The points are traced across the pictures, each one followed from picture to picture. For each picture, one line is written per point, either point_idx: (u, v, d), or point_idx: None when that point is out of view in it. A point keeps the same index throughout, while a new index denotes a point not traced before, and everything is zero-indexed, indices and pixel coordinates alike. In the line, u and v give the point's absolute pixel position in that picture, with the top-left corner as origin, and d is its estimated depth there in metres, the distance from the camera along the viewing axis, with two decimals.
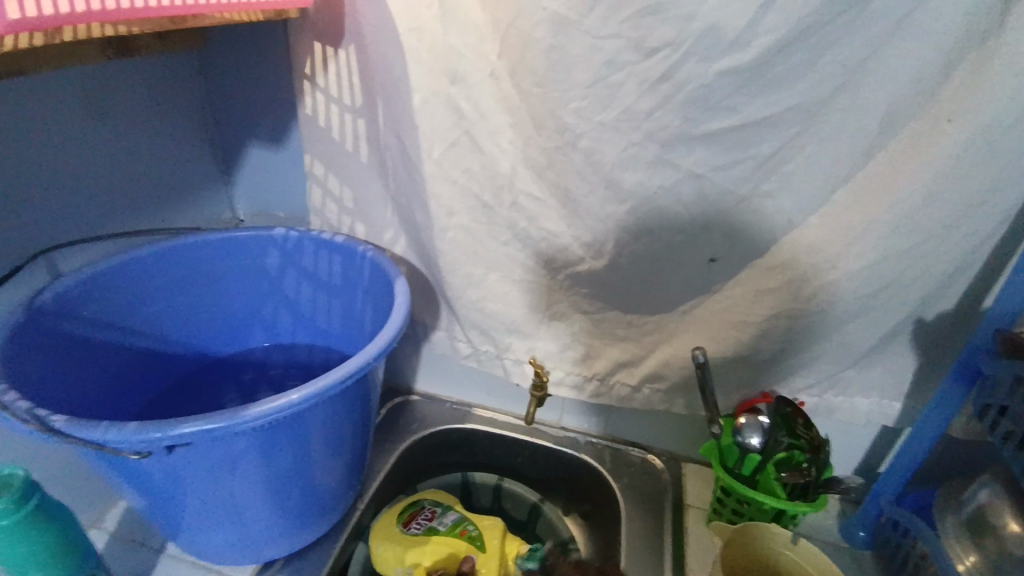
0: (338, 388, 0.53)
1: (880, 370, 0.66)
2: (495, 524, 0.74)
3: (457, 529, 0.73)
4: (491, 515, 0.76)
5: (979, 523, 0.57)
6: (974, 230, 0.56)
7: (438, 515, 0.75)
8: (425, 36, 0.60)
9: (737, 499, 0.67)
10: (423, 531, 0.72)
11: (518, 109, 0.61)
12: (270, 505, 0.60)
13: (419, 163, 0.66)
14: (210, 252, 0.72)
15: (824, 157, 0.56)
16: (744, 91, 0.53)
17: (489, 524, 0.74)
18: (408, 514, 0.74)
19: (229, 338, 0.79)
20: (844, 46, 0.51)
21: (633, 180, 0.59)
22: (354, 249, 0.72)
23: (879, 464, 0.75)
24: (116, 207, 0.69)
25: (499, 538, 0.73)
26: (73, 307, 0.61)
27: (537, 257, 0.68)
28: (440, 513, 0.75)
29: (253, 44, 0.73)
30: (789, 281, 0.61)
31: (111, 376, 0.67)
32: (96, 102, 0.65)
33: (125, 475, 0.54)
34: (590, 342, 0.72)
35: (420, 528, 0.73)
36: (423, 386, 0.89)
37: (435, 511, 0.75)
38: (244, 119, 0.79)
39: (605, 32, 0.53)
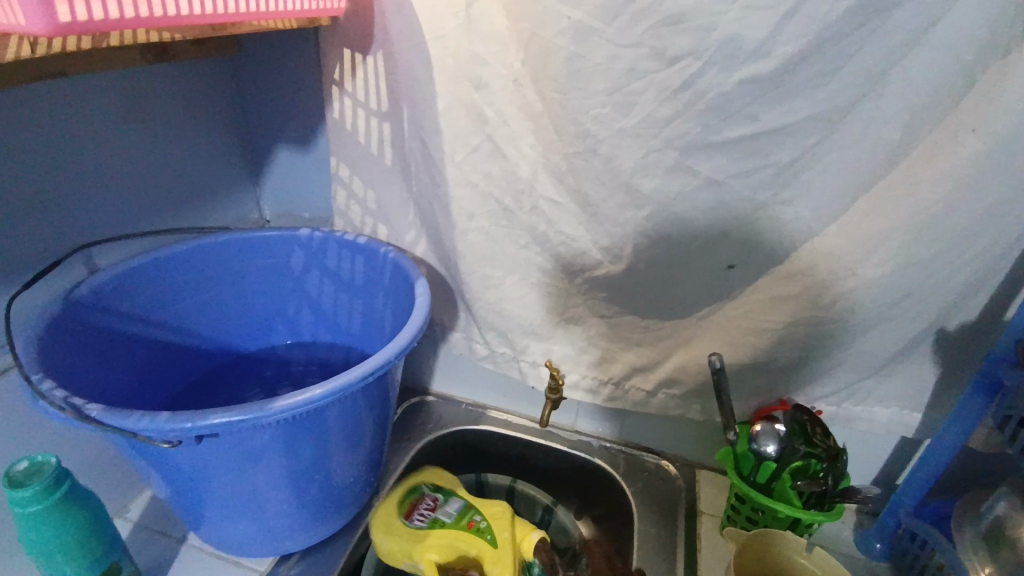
0: (359, 385, 0.55)
1: (898, 380, 0.66)
2: (502, 513, 0.71)
3: (464, 520, 0.71)
4: (498, 501, 0.73)
5: (997, 536, 0.57)
6: (996, 241, 0.55)
7: (440, 505, 0.73)
8: (450, 44, 0.62)
9: (752, 507, 0.66)
10: (427, 523, 0.70)
11: (539, 116, 0.62)
12: (290, 498, 0.61)
13: (441, 167, 0.68)
14: (237, 251, 0.74)
15: (845, 166, 0.56)
16: (764, 99, 0.54)
17: (496, 512, 0.71)
18: (407, 505, 0.72)
19: (253, 335, 0.81)
20: (864, 56, 0.51)
21: (652, 186, 0.60)
22: (376, 250, 0.74)
23: (897, 476, 0.74)
24: (149, 206, 0.72)
25: (508, 530, 0.70)
26: (107, 300, 0.63)
27: (556, 261, 0.69)
28: (442, 501, 0.73)
29: (283, 50, 0.75)
30: (807, 288, 0.61)
31: (140, 368, 0.69)
32: (134, 104, 0.68)
33: (153, 464, 0.56)
34: (606, 346, 0.73)
35: (422, 522, 0.70)
36: (439, 387, 0.91)
37: (437, 501, 0.73)
38: (273, 123, 0.81)
39: (626, 41, 0.54)
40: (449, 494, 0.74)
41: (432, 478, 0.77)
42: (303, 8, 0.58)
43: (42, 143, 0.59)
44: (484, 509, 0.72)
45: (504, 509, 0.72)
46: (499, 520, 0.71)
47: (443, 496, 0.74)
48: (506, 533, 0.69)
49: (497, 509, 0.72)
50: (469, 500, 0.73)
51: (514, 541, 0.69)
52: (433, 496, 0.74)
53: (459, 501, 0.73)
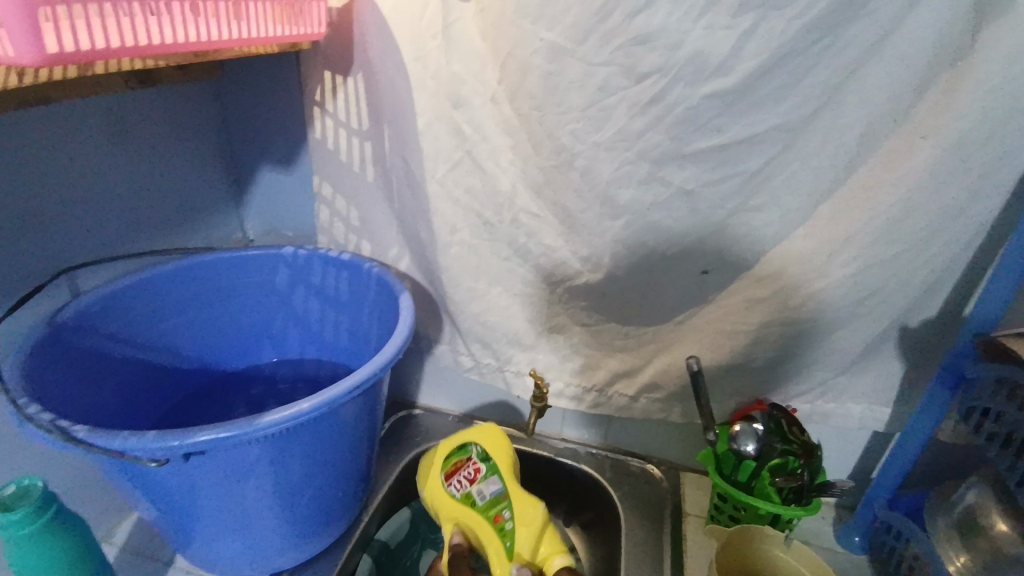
0: (347, 397, 0.56)
1: (869, 376, 0.69)
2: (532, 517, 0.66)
3: (492, 511, 0.68)
4: (534, 505, 0.67)
5: (969, 525, 0.59)
6: (950, 241, 0.59)
7: (479, 482, 0.70)
8: (429, 64, 0.64)
9: (734, 505, 0.68)
10: (459, 496, 0.69)
11: (517, 131, 0.64)
12: (279, 515, 0.61)
13: (423, 183, 0.70)
14: (222, 270, 0.75)
15: (807, 174, 0.59)
16: (729, 113, 0.57)
17: (527, 512, 0.67)
18: (453, 465, 0.72)
19: (238, 353, 0.82)
20: (820, 71, 0.54)
21: (628, 197, 0.63)
22: (361, 266, 0.75)
23: (873, 470, 0.77)
24: (134, 228, 0.72)
25: (530, 542, 0.65)
26: (92, 323, 0.63)
27: (538, 272, 0.70)
28: (482, 478, 0.70)
29: (265, 73, 0.77)
30: (778, 290, 0.64)
31: (126, 390, 0.69)
32: (118, 128, 0.68)
33: (140, 485, 0.56)
34: (589, 354, 0.75)
35: (459, 491, 0.70)
36: (427, 399, 0.91)
37: (479, 473, 0.70)
38: (256, 144, 0.82)
39: (597, 59, 0.57)
40: (489, 471, 0.70)
41: (493, 445, 0.73)
42: (284, 34, 0.60)
43: (26, 168, 0.59)
44: (518, 505, 0.67)
45: (534, 511, 0.67)
46: (525, 527, 0.66)
47: (487, 471, 0.70)
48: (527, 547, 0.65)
49: (529, 510, 0.67)
50: (509, 490, 0.68)
51: (534, 556, 0.65)
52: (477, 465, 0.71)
53: (499, 484, 0.69)
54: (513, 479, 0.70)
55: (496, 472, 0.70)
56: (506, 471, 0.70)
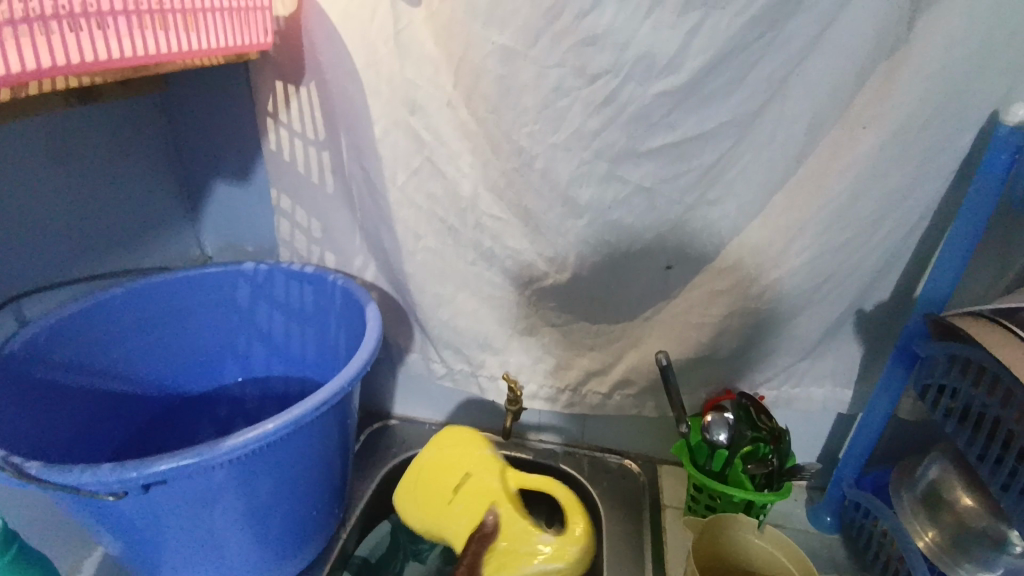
0: (314, 415, 0.55)
1: (830, 360, 0.71)
2: (531, 535, 0.66)
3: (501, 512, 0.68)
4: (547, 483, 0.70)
5: (933, 499, 0.61)
6: (897, 225, 0.61)
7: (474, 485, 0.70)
8: (382, 71, 0.64)
9: (709, 495, 0.69)
10: (465, 503, 0.70)
11: (475, 135, 0.64)
12: (251, 539, 0.60)
13: (384, 191, 0.69)
14: (180, 290, 0.73)
15: (759, 167, 0.61)
16: (680, 109, 0.58)
17: (523, 527, 0.67)
18: (444, 482, 0.72)
19: (201, 375, 0.79)
20: (763, 65, 0.56)
21: (589, 196, 0.63)
22: (325, 278, 0.74)
23: (839, 450, 0.79)
24: (83, 250, 0.70)
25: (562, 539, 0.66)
26: (42, 352, 0.61)
27: (506, 274, 0.70)
28: (477, 476, 0.71)
29: (215, 85, 0.75)
30: (739, 281, 0.65)
31: (83, 420, 0.66)
32: (60, 148, 0.66)
33: (100, 518, 0.54)
34: (561, 353, 0.75)
35: (460, 499, 0.70)
36: (401, 409, 0.90)
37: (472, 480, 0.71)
38: (209, 157, 0.80)
39: (549, 60, 0.57)
40: (474, 487, 0.70)
41: (462, 451, 0.72)
42: (231, 45, 0.58)
43: None
44: (511, 520, 0.67)
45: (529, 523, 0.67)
46: (525, 544, 0.66)
47: (478, 479, 0.70)
48: (534, 565, 0.65)
49: (523, 521, 0.67)
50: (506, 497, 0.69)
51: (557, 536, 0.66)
52: (461, 483, 0.71)
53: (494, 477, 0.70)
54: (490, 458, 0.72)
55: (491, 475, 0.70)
56: (490, 472, 0.70)
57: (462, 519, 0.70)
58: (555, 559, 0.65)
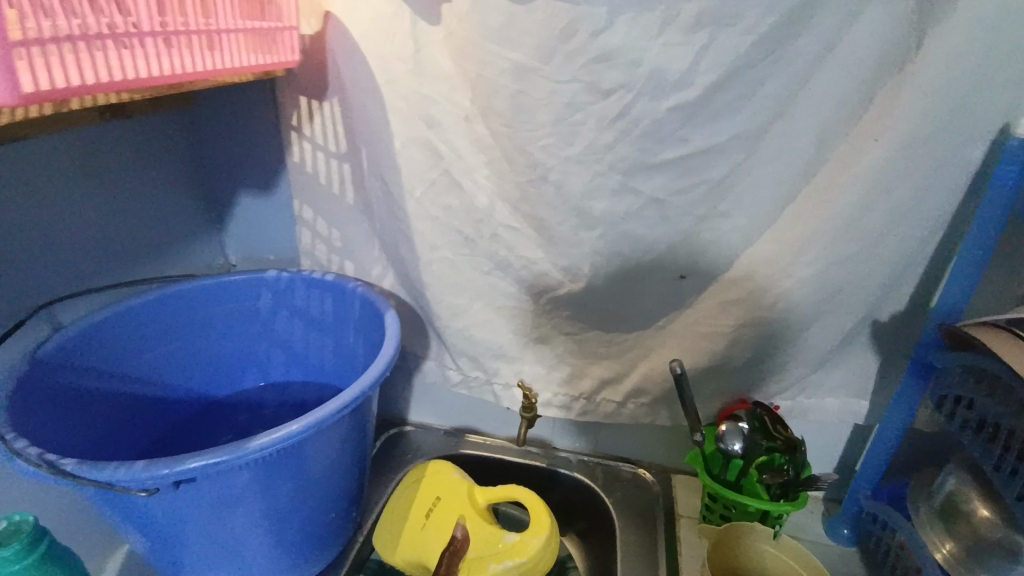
0: (333, 418, 0.56)
1: (845, 371, 0.71)
2: (499, 539, 0.69)
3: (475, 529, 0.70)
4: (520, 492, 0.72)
5: (951, 510, 0.60)
6: (912, 236, 0.61)
7: (445, 507, 0.72)
8: (401, 88, 0.66)
9: (724, 504, 0.69)
10: (436, 524, 0.71)
11: (491, 149, 0.66)
12: (271, 541, 0.61)
13: (402, 203, 0.71)
14: (205, 297, 0.75)
15: (771, 179, 0.61)
16: (692, 123, 0.59)
17: (491, 535, 0.69)
18: (416, 506, 0.73)
19: (224, 380, 0.81)
20: (774, 80, 0.57)
21: (602, 208, 0.64)
22: (344, 286, 0.76)
23: (856, 462, 0.78)
24: (113, 258, 0.72)
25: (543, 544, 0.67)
26: (74, 356, 0.63)
27: (520, 284, 0.72)
28: (446, 497, 0.73)
29: (240, 101, 0.78)
30: (752, 291, 0.66)
31: (111, 422, 0.68)
32: (96, 162, 0.69)
33: (129, 517, 0.55)
34: (574, 362, 0.76)
35: (432, 521, 0.72)
36: (416, 416, 0.91)
37: (442, 502, 0.72)
38: (234, 170, 0.83)
39: (563, 77, 0.59)
40: (446, 506, 0.72)
41: (434, 473, 0.74)
42: (258, 63, 0.61)
43: (18, 203, 0.61)
44: (479, 530, 0.70)
45: (496, 531, 0.70)
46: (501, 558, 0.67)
47: (448, 499, 0.72)
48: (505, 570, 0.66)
49: (491, 531, 0.70)
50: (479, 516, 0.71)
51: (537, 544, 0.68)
52: (430, 507, 0.72)
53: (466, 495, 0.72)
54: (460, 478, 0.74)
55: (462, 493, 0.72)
56: (462, 491, 0.73)
57: (432, 544, 0.70)
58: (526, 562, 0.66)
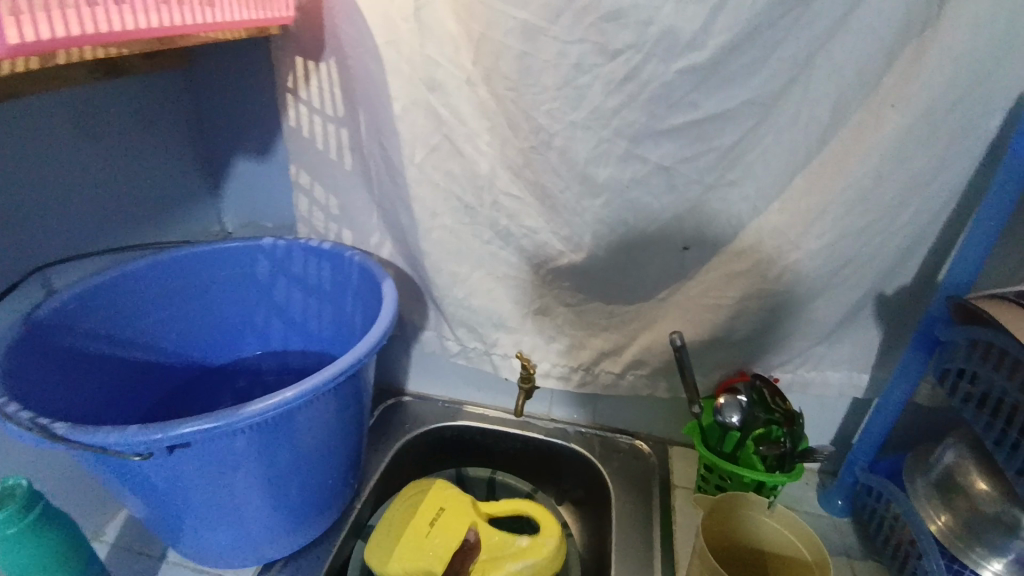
0: (331, 384, 0.56)
1: (846, 345, 0.70)
2: (512, 542, 0.72)
3: (489, 530, 0.73)
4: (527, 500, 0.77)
5: (948, 483, 0.61)
6: (923, 208, 0.60)
7: (451, 514, 0.73)
8: (402, 48, 0.64)
9: (720, 475, 0.70)
10: (441, 532, 0.71)
11: (494, 113, 0.64)
12: (270, 505, 0.62)
13: (402, 169, 0.69)
14: (201, 264, 0.74)
15: (781, 147, 0.60)
16: (702, 87, 0.57)
17: (502, 539, 0.72)
18: (416, 518, 0.73)
19: (222, 348, 0.81)
20: (790, 42, 0.55)
21: (606, 175, 0.63)
22: (342, 254, 0.75)
23: (852, 435, 0.79)
24: (109, 223, 0.71)
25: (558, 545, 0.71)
26: (69, 320, 0.62)
27: (521, 254, 0.71)
28: (448, 508, 0.74)
29: (236, 62, 0.76)
30: (756, 263, 0.65)
31: (109, 387, 0.68)
32: (90, 121, 0.67)
33: (126, 480, 0.56)
34: (575, 333, 0.75)
35: (435, 531, 0.71)
36: (415, 386, 0.91)
37: (445, 511, 0.74)
38: (230, 133, 0.81)
39: (571, 37, 0.57)
40: (451, 514, 0.73)
41: (433, 488, 0.76)
42: (253, 18, 0.59)
43: (12, 163, 0.60)
44: (490, 535, 0.73)
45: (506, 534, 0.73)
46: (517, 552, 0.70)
47: (452, 507, 0.74)
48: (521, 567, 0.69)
49: (501, 535, 0.73)
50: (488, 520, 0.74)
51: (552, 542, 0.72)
52: (435, 518, 0.72)
53: (474, 502, 0.75)
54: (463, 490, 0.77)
55: (470, 500, 0.76)
56: (469, 499, 0.76)
57: (437, 554, 0.69)
58: (540, 560, 0.70)
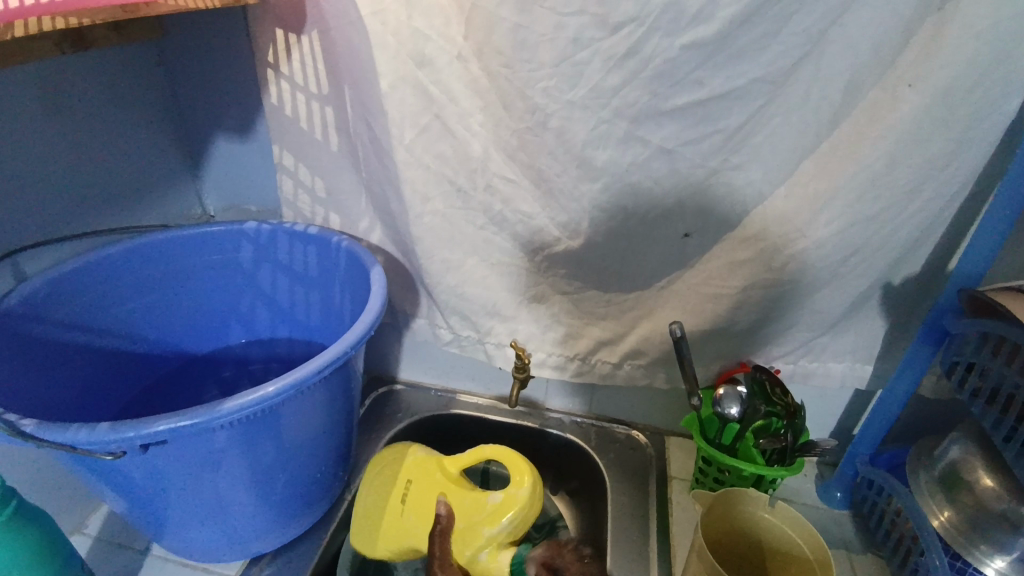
0: (315, 378, 0.53)
1: (851, 335, 0.68)
2: (483, 501, 0.66)
3: (457, 496, 0.67)
4: (484, 448, 0.69)
5: (952, 479, 0.60)
6: (936, 195, 0.57)
7: (418, 491, 0.69)
8: (388, 20, 0.59)
9: (718, 468, 0.69)
10: (415, 510, 0.68)
11: (487, 91, 0.60)
12: (255, 500, 0.60)
13: (390, 150, 0.66)
14: (181, 250, 0.71)
15: (790, 128, 0.57)
16: (709, 64, 0.54)
17: (475, 501, 0.66)
18: (387, 502, 0.69)
19: (205, 336, 0.78)
20: (802, 16, 0.51)
21: (605, 158, 0.60)
22: (329, 240, 0.71)
23: (853, 427, 0.77)
24: (81, 206, 0.68)
25: (530, 490, 0.65)
26: (41, 309, 0.59)
27: (516, 240, 0.68)
28: (414, 482, 0.70)
29: (213, 34, 0.71)
30: (761, 251, 0.62)
31: (85, 378, 0.66)
32: (57, 98, 0.63)
33: (103, 477, 0.53)
34: (571, 323, 0.73)
35: (409, 511, 0.68)
36: (407, 374, 0.89)
37: (412, 488, 0.69)
38: (209, 112, 0.77)
39: (569, 8, 0.53)
40: (420, 490, 0.69)
41: (393, 466, 0.71)
42: None
43: None
44: (461, 500, 0.67)
45: (477, 492, 0.67)
46: (489, 512, 0.65)
47: (418, 484, 0.69)
48: (498, 528, 0.64)
49: (473, 496, 0.67)
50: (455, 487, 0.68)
51: (523, 489, 0.65)
52: (405, 493, 0.69)
53: (435, 470, 0.70)
54: (424, 460, 0.71)
55: (433, 470, 0.70)
56: (429, 471, 0.70)
57: (420, 532, 0.67)
58: (515, 513, 0.64)
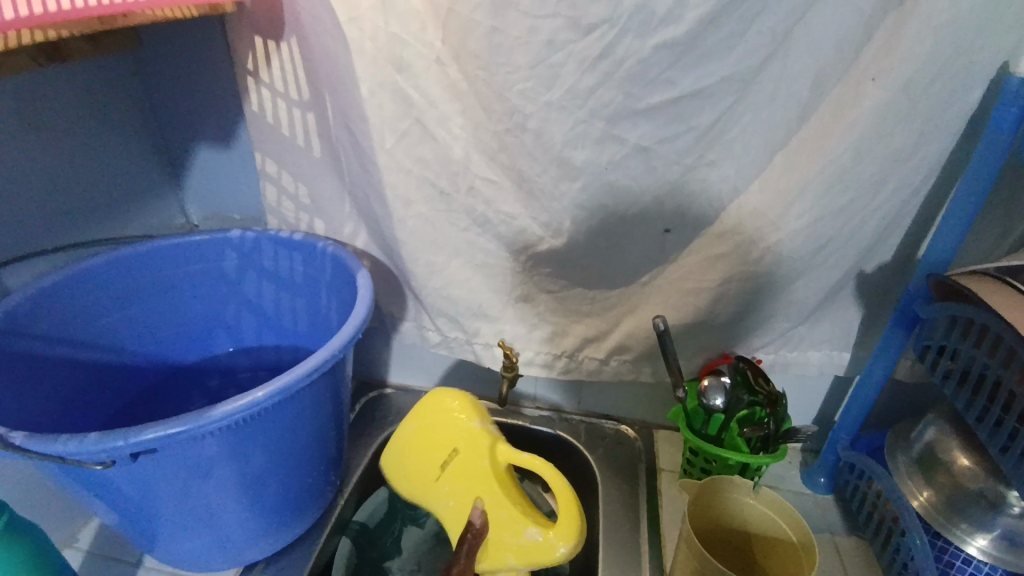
0: (305, 383, 0.54)
1: (827, 325, 0.70)
2: (519, 531, 0.63)
3: (496, 504, 0.64)
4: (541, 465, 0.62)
5: (929, 460, 0.62)
6: (902, 185, 0.59)
7: (457, 465, 0.67)
8: (365, 26, 0.60)
9: (705, 458, 0.70)
10: (451, 480, 0.67)
11: (465, 95, 0.61)
12: (247, 507, 0.60)
13: (372, 154, 0.66)
14: (165, 260, 0.71)
15: (761, 124, 0.58)
16: (680, 64, 0.55)
17: (510, 519, 0.63)
18: (426, 453, 0.69)
19: (192, 346, 0.78)
20: (767, 16, 0.53)
21: (584, 157, 0.61)
22: (314, 246, 0.72)
23: (834, 413, 0.79)
24: (61, 218, 0.68)
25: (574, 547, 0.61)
26: (24, 323, 0.59)
27: (499, 241, 0.69)
28: (457, 453, 0.67)
29: (191, 44, 0.71)
30: (737, 245, 0.64)
31: (70, 392, 0.65)
32: (32, 110, 0.63)
33: (93, 489, 0.53)
34: (557, 321, 0.74)
35: (445, 479, 0.67)
36: (396, 378, 0.90)
37: (454, 458, 0.67)
38: (189, 122, 0.77)
39: (542, 12, 0.54)
40: (461, 466, 0.66)
41: (444, 424, 0.68)
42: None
43: None
44: (499, 511, 0.64)
45: (516, 514, 0.63)
46: (519, 547, 0.63)
47: (459, 457, 0.67)
48: (522, 564, 0.62)
49: (511, 512, 0.63)
50: (495, 491, 0.64)
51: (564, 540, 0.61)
52: (448, 459, 0.67)
53: (482, 456, 0.65)
54: (474, 433, 0.66)
55: (480, 453, 0.65)
56: (475, 451, 0.66)
57: (450, 500, 0.68)
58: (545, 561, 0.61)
